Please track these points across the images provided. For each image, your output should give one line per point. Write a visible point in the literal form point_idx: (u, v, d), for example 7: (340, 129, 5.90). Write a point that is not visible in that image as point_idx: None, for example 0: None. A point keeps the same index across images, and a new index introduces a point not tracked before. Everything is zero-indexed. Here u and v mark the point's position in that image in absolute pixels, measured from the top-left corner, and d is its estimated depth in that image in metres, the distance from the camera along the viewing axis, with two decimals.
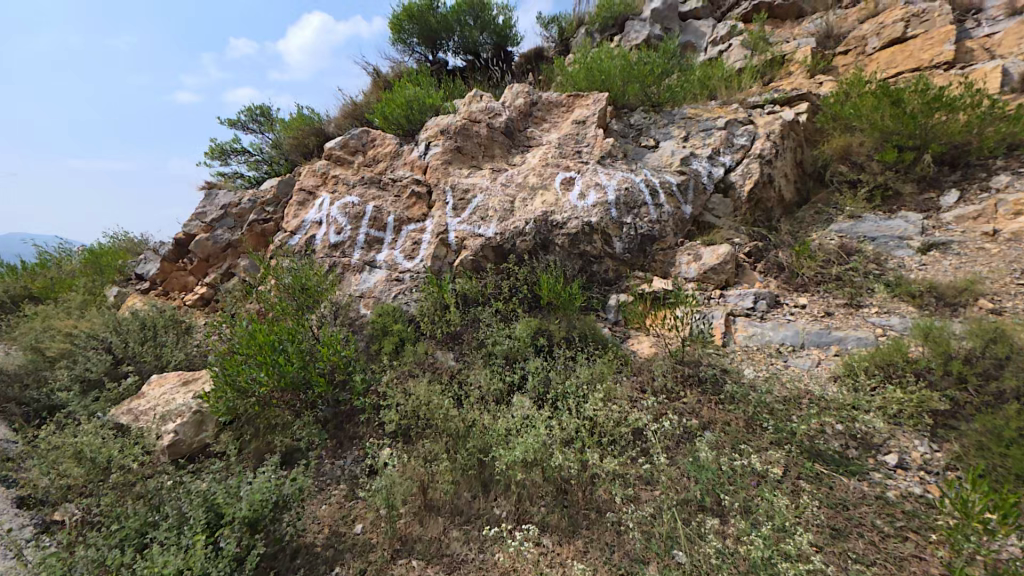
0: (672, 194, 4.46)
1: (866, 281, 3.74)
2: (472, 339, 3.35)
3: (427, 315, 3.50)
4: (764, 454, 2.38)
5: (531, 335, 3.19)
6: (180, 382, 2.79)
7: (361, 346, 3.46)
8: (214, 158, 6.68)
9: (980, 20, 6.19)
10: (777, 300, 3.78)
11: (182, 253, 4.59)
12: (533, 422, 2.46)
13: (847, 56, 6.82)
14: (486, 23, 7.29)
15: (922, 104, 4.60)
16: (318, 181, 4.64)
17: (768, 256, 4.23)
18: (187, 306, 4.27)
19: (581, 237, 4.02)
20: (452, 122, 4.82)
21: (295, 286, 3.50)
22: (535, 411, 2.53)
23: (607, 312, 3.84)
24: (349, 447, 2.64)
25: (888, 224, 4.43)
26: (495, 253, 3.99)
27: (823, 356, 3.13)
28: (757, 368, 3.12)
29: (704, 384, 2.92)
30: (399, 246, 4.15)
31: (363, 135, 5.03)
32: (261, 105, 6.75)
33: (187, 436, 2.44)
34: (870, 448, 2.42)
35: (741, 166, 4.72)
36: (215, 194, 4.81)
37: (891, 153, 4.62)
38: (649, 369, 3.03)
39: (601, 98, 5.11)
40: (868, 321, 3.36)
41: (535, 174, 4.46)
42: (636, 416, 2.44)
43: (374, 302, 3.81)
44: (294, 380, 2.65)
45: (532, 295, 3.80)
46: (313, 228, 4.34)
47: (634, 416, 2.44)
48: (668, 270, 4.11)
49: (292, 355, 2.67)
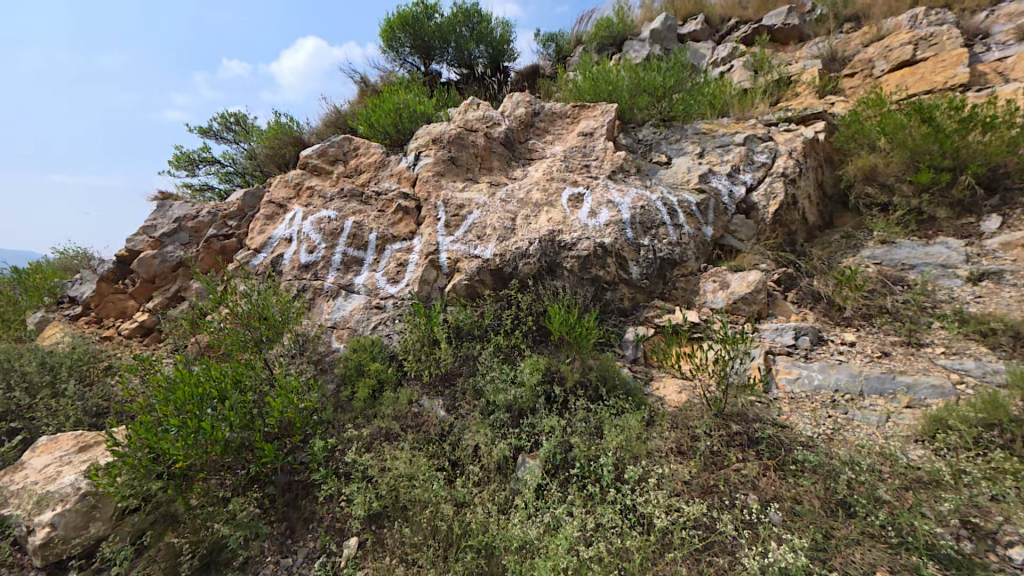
0: (691, 214, 3.98)
1: (920, 316, 3.26)
2: (466, 383, 2.74)
3: (411, 352, 2.88)
4: (855, 553, 1.81)
5: (539, 380, 2.61)
6: (75, 447, 2.14)
7: (331, 391, 2.83)
8: (180, 167, 6.06)
9: (989, 44, 6.05)
10: (821, 337, 3.27)
11: (124, 273, 3.91)
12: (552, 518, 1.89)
13: (854, 78, 6.63)
14: (482, 35, 6.94)
15: (958, 123, 4.25)
16: (290, 192, 4.06)
17: (801, 284, 3.75)
18: (123, 336, 3.59)
19: (593, 260, 3.47)
20: (445, 130, 4.30)
21: (246, 314, 2.83)
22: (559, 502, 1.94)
23: (625, 348, 3.29)
24: (303, 535, 2.01)
25: (927, 251, 4.00)
26: (493, 277, 3.41)
27: (891, 408, 2.59)
28: (813, 423, 2.57)
29: (756, 446, 2.38)
30: (381, 268, 3.57)
31: (344, 142, 4.46)
32: (236, 112, 6.20)
33: (68, 532, 1.83)
34: (986, 538, 1.84)
35: (764, 186, 4.28)
36: (169, 205, 4.15)
37: (925, 174, 4.24)
38: (686, 422, 2.47)
39: (610, 109, 4.67)
40: (937, 364, 2.85)
41: (539, 189, 3.94)
42: (691, 509, 1.86)
43: (348, 333, 3.21)
44: (230, 446, 2.02)
45: (538, 328, 3.24)
46: (281, 245, 3.72)
47: (689, 509, 1.86)
48: (691, 299, 3.59)
49: (229, 414, 2.04)
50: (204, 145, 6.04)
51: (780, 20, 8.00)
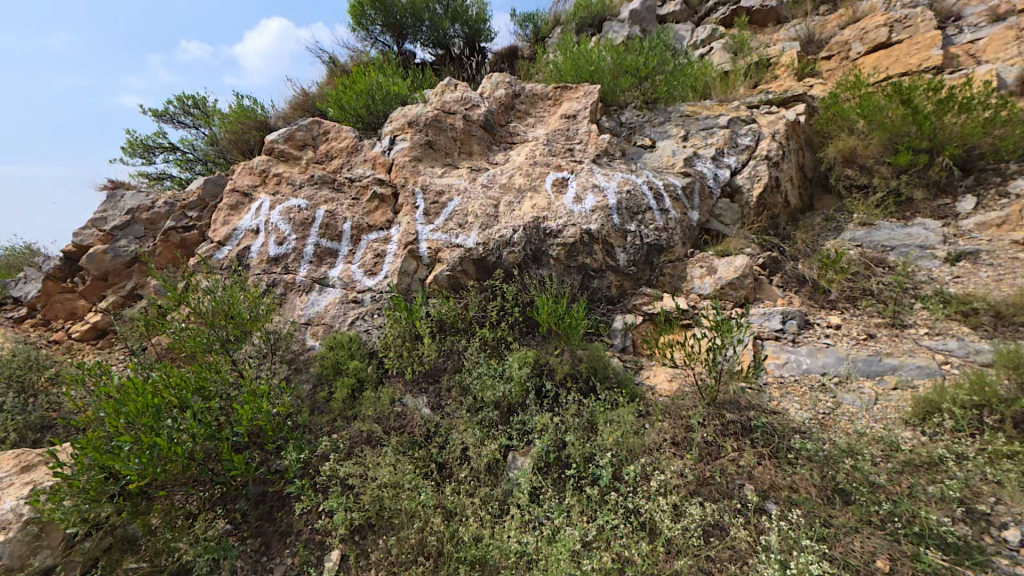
0: (677, 198, 3.90)
1: (903, 297, 3.28)
2: (452, 380, 2.61)
3: (391, 348, 2.73)
4: (855, 541, 1.78)
5: (528, 374, 2.51)
6: (15, 468, 1.93)
7: (307, 392, 2.66)
8: (134, 155, 5.63)
9: (961, 27, 6.13)
10: (808, 320, 3.25)
11: (73, 270, 3.58)
12: (548, 525, 1.80)
13: (831, 61, 6.65)
14: (458, 14, 6.64)
15: (936, 104, 4.27)
16: (256, 180, 3.78)
17: (786, 268, 3.73)
18: (74, 339, 3.30)
19: (580, 247, 3.36)
20: (422, 112, 4.07)
21: (209, 312, 2.61)
22: (555, 508, 1.85)
23: (613, 337, 3.20)
24: (279, 551, 1.87)
25: (905, 232, 4.04)
26: (477, 267, 3.27)
27: (879, 390, 2.59)
28: (803, 408, 2.55)
29: (751, 434, 2.34)
30: (357, 259, 3.37)
31: (313, 125, 4.16)
32: (194, 95, 5.78)
33: (9, 564, 1.64)
34: (979, 520, 1.82)
35: (748, 169, 4.23)
36: (121, 195, 3.82)
37: (904, 156, 4.27)
38: (680, 412, 2.41)
39: (593, 90, 4.52)
40: (922, 345, 2.87)
41: (522, 173, 3.78)
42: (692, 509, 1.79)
43: (324, 330, 3.02)
44: (193, 460, 1.84)
45: (524, 319, 3.12)
46: (247, 237, 3.47)
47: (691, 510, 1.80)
48: (678, 285, 3.53)
49: (190, 426, 1.86)
50: (160, 130, 5.61)
51: (758, 2, 7.95)
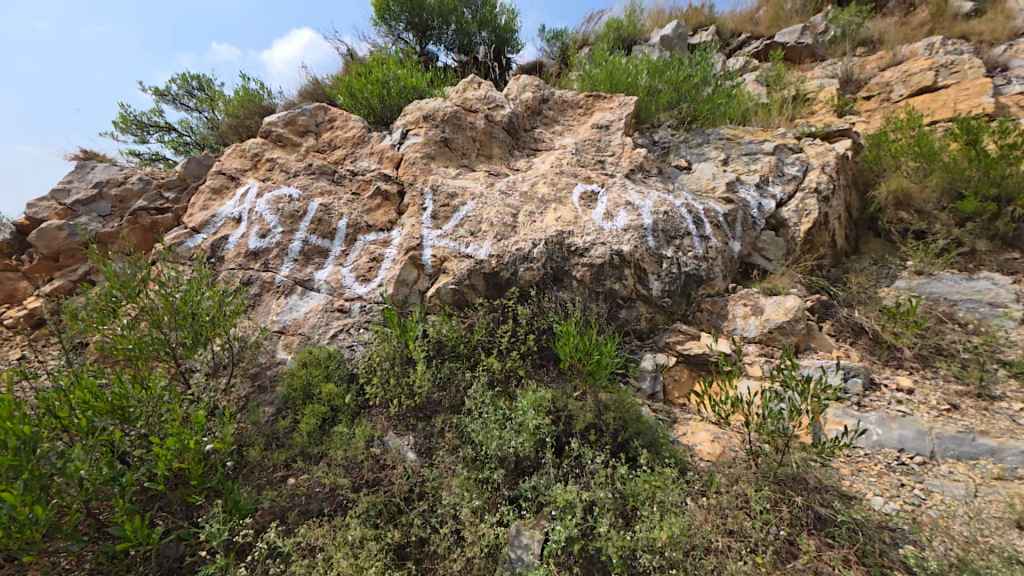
0: (718, 225, 3.44)
1: (985, 363, 2.78)
2: (447, 422, 2.09)
3: (376, 373, 2.21)
4: None
5: (544, 423, 1.98)
6: None
7: (267, 419, 2.15)
8: (126, 131, 5.22)
9: (1010, 77, 5.81)
10: (872, 380, 2.74)
11: (20, 247, 3.10)
12: None
13: (871, 101, 6.31)
14: (487, 20, 6.38)
15: (1007, 149, 3.86)
16: (246, 163, 3.35)
17: (840, 315, 3.25)
18: (5, 326, 2.78)
19: (609, 270, 2.87)
20: (440, 106, 3.64)
21: (156, 310, 2.12)
22: None
23: (642, 380, 2.68)
24: None
25: (971, 286, 3.55)
26: (487, 283, 2.77)
27: (978, 480, 2.06)
28: (886, 496, 2.01)
29: (830, 530, 1.80)
30: (350, 262, 2.89)
31: (318, 111, 3.74)
32: (201, 76, 5.43)
33: None
34: None
35: (795, 201, 3.80)
36: (91, 167, 3.38)
37: (972, 202, 3.84)
38: (735, 490, 1.89)
39: (629, 102, 4.12)
40: (1021, 426, 2.37)
41: (546, 182, 3.33)
42: None
43: (299, 342, 2.52)
44: (73, 514, 1.35)
45: (538, 350, 2.63)
46: (227, 225, 3.00)
47: None
48: (718, 325, 3.05)
49: (76, 469, 1.36)
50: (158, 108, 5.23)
51: (793, 39, 7.72)
